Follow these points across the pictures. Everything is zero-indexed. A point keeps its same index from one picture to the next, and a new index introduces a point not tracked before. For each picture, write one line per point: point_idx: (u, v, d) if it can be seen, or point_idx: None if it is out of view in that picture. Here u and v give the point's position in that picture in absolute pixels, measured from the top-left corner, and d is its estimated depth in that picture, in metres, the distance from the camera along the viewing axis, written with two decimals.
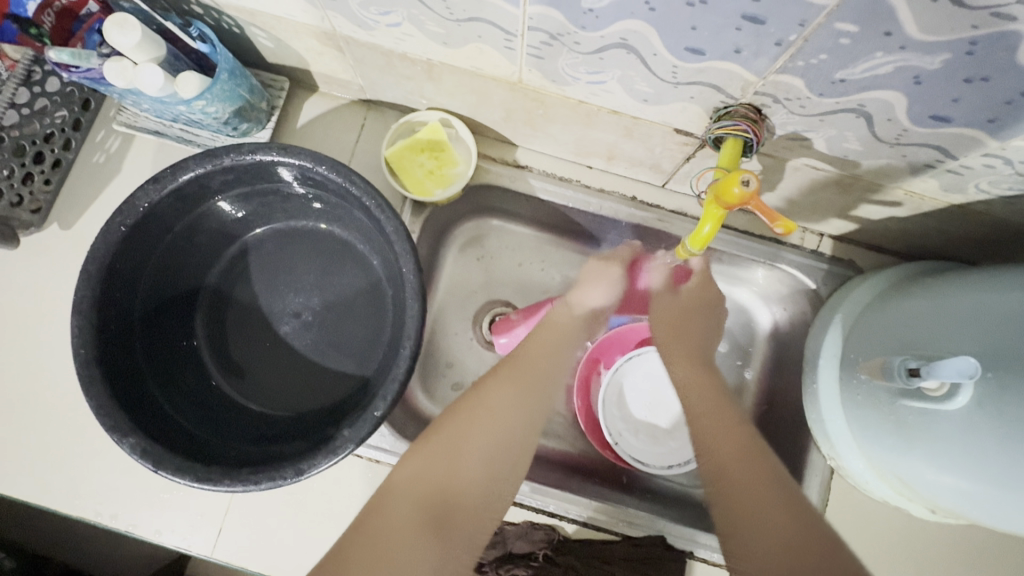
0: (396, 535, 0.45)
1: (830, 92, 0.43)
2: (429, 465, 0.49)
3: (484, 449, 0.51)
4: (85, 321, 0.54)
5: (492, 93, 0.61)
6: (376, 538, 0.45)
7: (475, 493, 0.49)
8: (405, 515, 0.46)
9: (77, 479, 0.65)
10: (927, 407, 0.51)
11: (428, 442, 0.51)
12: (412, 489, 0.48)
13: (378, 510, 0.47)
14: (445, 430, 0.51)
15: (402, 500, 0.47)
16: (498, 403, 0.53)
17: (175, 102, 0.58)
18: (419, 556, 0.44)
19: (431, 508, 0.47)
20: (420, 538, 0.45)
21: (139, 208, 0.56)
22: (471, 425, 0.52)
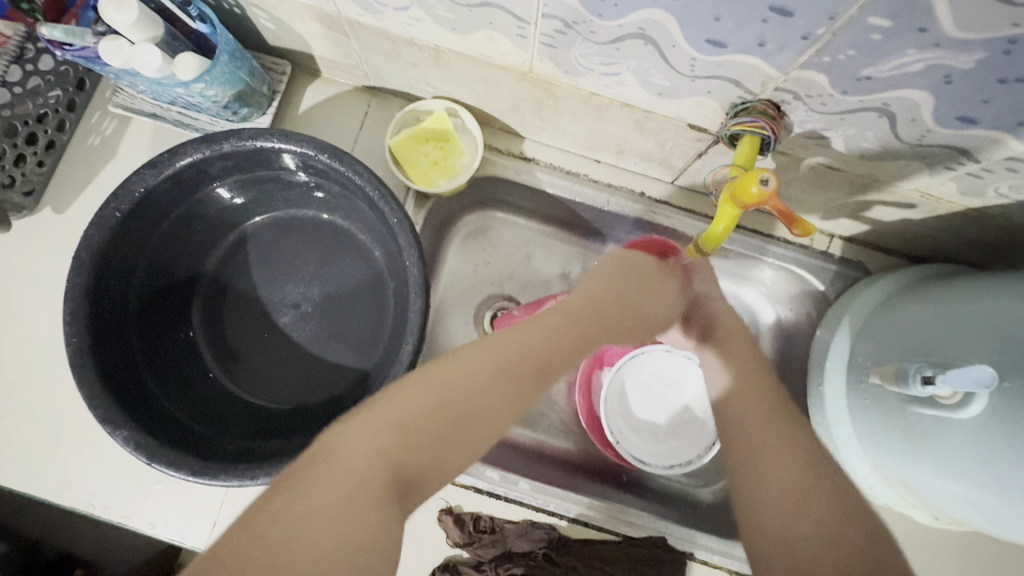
0: (357, 485, 0.36)
1: (854, 90, 0.42)
2: (398, 423, 0.40)
3: (468, 414, 0.42)
4: (78, 310, 0.53)
5: (501, 83, 0.59)
6: (310, 505, 0.34)
7: (452, 454, 0.41)
8: (360, 470, 0.37)
9: (69, 469, 0.64)
10: (939, 415, 0.51)
11: (401, 393, 0.42)
12: (372, 453, 0.38)
13: (324, 460, 0.37)
14: (421, 380, 0.43)
15: (362, 454, 0.38)
16: (488, 355, 0.46)
17: (173, 84, 0.56)
18: (381, 524, 0.35)
19: (394, 470, 0.38)
20: (383, 502, 0.36)
21: (134, 193, 0.55)
22: (458, 377, 0.44)
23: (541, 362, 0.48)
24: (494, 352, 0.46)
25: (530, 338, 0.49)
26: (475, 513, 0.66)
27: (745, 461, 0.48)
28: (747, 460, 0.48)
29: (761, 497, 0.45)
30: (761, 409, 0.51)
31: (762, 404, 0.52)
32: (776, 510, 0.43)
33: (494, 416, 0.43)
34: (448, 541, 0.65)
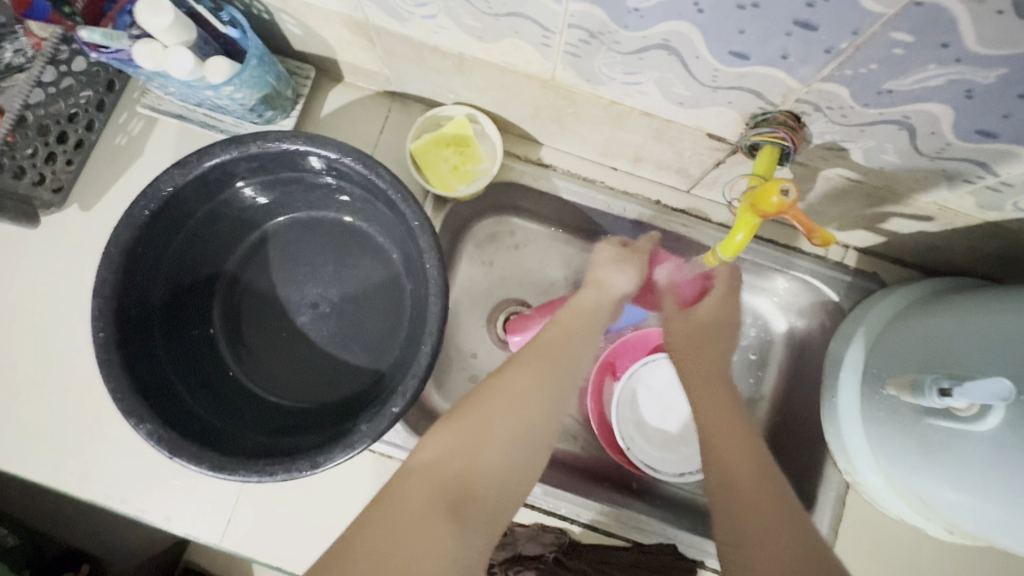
0: (409, 520, 0.40)
1: (875, 102, 0.42)
2: (452, 445, 0.45)
3: (507, 433, 0.46)
4: (105, 305, 0.54)
5: (522, 90, 0.60)
6: (387, 544, 0.39)
7: (487, 497, 0.44)
8: (420, 508, 0.41)
9: (89, 462, 0.65)
10: (953, 427, 0.51)
11: (442, 428, 0.46)
12: (434, 470, 0.43)
13: (394, 499, 0.42)
14: (465, 401, 0.48)
15: (423, 483, 0.43)
16: (519, 395, 0.48)
17: (203, 86, 0.57)
18: (439, 547, 0.39)
19: (450, 493, 0.42)
20: (437, 527, 0.40)
21: (162, 191, 0.56)
22: (495, 414, 0.47)
23: (548, 383, 0.50)
24: (525, 381, 0.49)
25: (538, 376, 0.50)
26: None
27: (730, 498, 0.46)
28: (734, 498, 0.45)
29: (732, 486, 0.46)
30: (726, 408, 0.53)
31: (729, 412, 0.52)
32: (743, 501, 0.45)
33: (528, 435, 0.47)
34: None
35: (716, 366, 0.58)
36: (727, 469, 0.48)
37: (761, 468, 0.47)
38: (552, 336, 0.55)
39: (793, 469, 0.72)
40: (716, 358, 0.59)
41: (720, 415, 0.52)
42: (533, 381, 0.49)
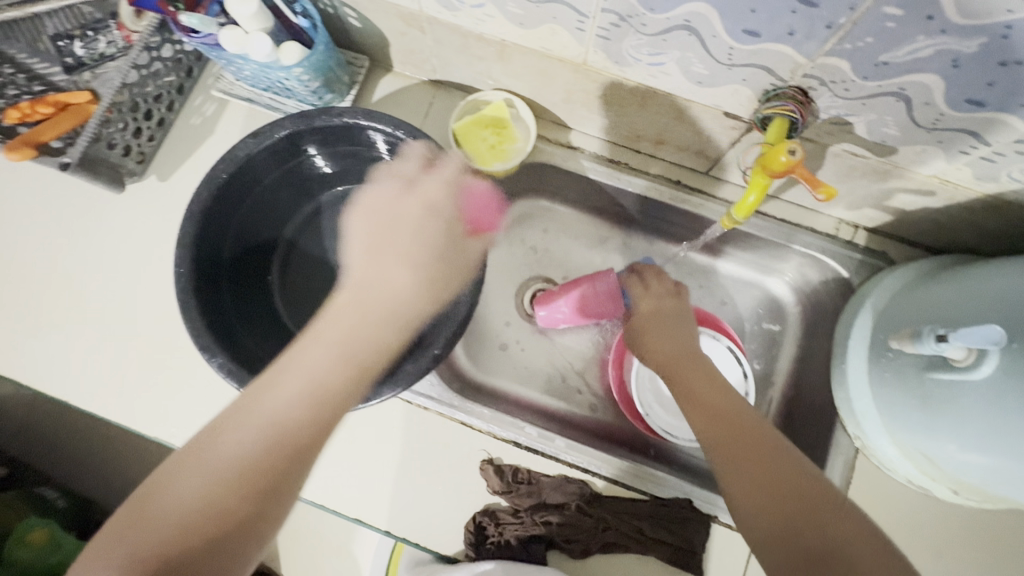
0: (169, 523, 0.41)
1: (874, 75, 0.48)
2: (217, 449, 0.44)
3: (234, 426, 0.45)
4: (187, 255, 0.61)
5: (556, 74, 0.67)
6: (121, 549, 0.40)
7: (257, 491, 0.44)
8: (173, 515, 0.42)
9: (156, 404, 0.72)
10: (953, 379, 0.55)
11: (236, 425, 0.45)
12: (182, 476, 0.43)
13: (195, 484, 0.43)
14: (260, 394, 0.46)
15: (170, 491, 0.43)
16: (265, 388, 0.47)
17: (277, 68, 0.66)
18: (160, 546, 0.40)
19: (218, 490, 0.43)
20: (190, 531, 0.41)
21: (238, 158, 0.64)
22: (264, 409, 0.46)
23: (338, 370, 0.48)
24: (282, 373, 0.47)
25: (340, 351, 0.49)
26: (514, 466, 0.71)
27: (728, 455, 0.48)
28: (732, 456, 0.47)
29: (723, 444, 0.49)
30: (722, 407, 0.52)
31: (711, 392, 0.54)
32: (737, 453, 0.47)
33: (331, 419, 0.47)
34: (487, 489, 0.70)
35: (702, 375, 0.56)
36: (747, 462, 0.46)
37: (762, 439, 0.48)
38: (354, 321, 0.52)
39: (805, 436, 0.75)
40: (696, 367, 0.58)
41: (725, 413, 0.51)
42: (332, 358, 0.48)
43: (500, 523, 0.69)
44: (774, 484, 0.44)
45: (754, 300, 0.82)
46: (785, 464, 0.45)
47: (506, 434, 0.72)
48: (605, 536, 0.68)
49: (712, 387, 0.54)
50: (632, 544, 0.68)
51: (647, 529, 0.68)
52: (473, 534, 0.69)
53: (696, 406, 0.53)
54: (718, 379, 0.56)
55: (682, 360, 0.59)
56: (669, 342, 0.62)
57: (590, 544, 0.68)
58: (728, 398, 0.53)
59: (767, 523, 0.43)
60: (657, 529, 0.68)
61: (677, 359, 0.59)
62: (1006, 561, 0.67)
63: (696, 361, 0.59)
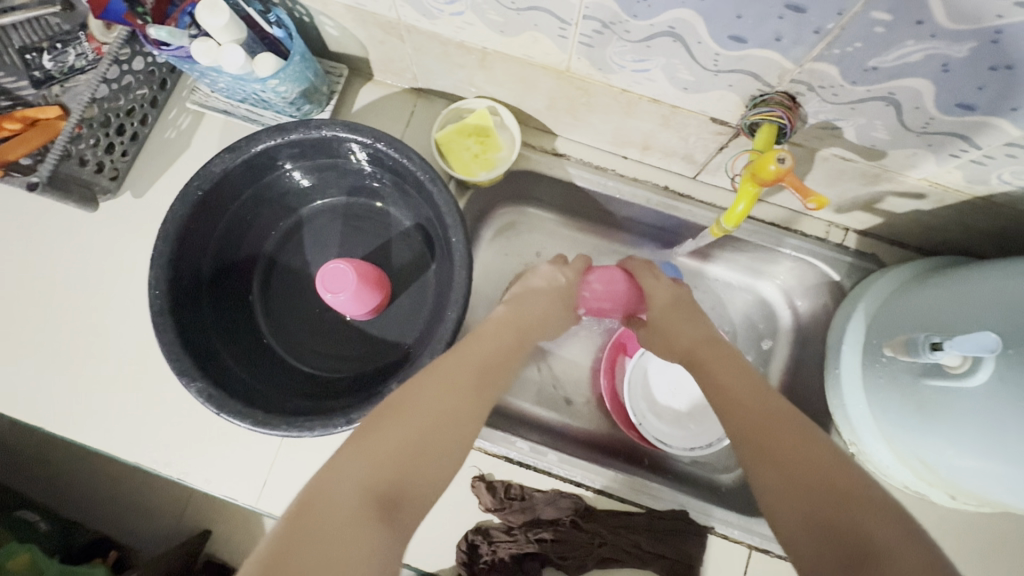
0: (339, 524, 0.37)
1: (862, 80, 0.47)
2: (380, 450, 0.43)
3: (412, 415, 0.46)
4: (162, 275, 0.59)
5: (540, 82, 0.65)
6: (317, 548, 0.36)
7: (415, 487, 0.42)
8: (352, 509, 0.38)
9: (136, 428, 0.70)
10: (950, 385, 0.53)
11: (394, 419, 0.45)
12: (369, 472, 0.41)
13: (347, 493, 0.39)
14: (426, 385, 0.49)
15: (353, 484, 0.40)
16: (434, 384, 0.49)
17: (252, 79, 0.63)
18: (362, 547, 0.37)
19: (380, 499, 0.40)
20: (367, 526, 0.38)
21: (214, 173, 0.62)
22: (417, 404, 0.47)
23: (469, 398, 0.49)
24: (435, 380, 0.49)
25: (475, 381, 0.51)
26: (506, 481, 0.70)
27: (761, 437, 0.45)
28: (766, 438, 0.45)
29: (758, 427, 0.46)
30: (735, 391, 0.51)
31: (742, 371, 0.53)
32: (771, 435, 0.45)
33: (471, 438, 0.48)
34: (479, 506, 0.69)
35: (721, 355, 0.56)
36: (772, 439, 0.45)
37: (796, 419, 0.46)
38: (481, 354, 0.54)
39: None
40: (720, 350, 0.57)
41: (751, 396, 0.50)
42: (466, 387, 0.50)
43: (493, 541, 0.67)
44: (794, 461, 0.42)
45: (746, 305, 0.81)
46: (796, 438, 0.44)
47: (498, 450, 0.71)
48: (601, 551, 0.67)
49: (736, 369, 0.53)
50: (629, 558, 0.67)
51: (644, 543, 0.66)
52: (466, 554, 0.67)
53: (719, 391, 0.52)
54: (739, 363, 0.54)
55: (700, 345, 0.58)
56: (686, 328, 0.60)
57: (586, 561, 0.67)
58: (751, 380, 0.52)
59: (799, 511, 0.40)
60: (653, 543, 0.66)
61: (694, 346, 0.58)
62: (1003, 563, 0.67)
63: (718, 345, 0.58)
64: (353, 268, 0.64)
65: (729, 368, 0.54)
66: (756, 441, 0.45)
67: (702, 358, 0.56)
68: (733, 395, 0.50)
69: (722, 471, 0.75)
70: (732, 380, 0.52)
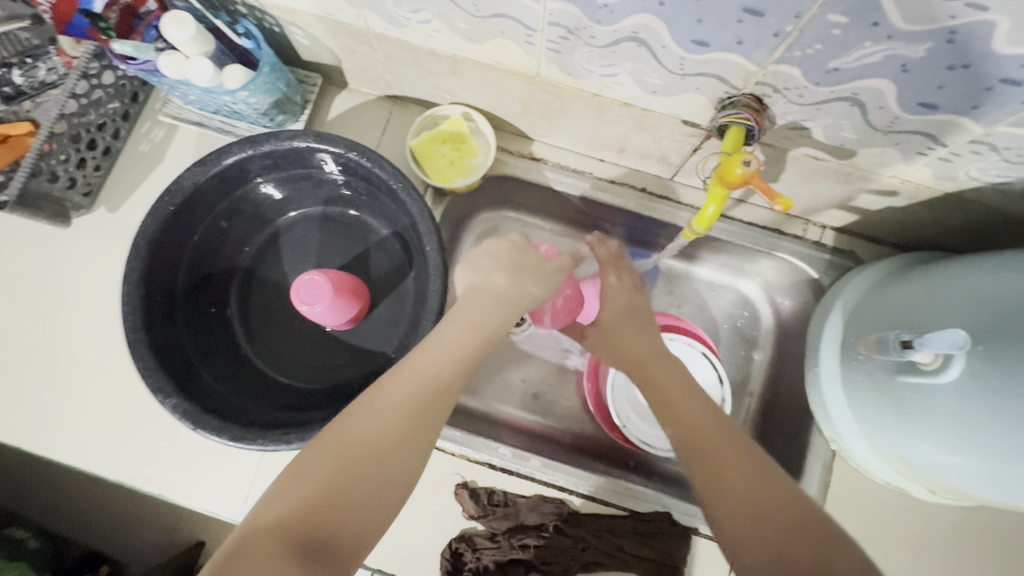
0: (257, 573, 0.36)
1: (825, 81, 0.47)
2: (315, 478, 0.41)
3: (359, 440, 0.43)
4: (135, 291, 0.59)
5: (512, 87, 0.65)
6: None
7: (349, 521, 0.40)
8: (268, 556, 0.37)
9: (116, 445, 0.69)
10: (921, 381, 0.54)
11: (335, 445, 0.43)
12: (289, 514, 0.39)
13: (278, 530, 0.38)
14: (366, 404, 0.45)
15: (277, 526, 0.38)
16: (381, 404, 0.45)
17: (222, 92, 0.63)
18: None
19: (306, 540, 0.38)
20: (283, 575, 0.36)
21: (185, 187, 0.61)
22: (363, 427, 0.44)
23: (425, 415, 0.45)
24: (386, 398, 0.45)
25: (418, 383, 0.46)
26: (489, 488, 0.70)
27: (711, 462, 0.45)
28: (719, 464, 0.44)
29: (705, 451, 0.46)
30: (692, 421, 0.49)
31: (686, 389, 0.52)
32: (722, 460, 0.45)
33: (416, 450, 0.44)
34: (463, 514, 0.69)
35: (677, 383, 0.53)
36: (725, 482, 0.43)
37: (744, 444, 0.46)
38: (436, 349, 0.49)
39: (783, 439, 0.75)
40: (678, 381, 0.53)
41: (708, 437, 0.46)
42: (409, 390, 0.46)
43: (476, 548, 0.67)
44: (747, 488, 0.42)
45: (727, 304, 0.82)
46: (757, 485, 0.42)
47: (480, 457, 0.71)
48: (585, 555, 0.67)
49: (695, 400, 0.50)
50: (613, 562, 0.67)
51: (627, 546, 0.67)
52: (450, 562, 0.67)
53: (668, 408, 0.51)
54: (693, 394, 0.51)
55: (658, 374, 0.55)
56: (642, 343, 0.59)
57: (570, 565, 0.67)
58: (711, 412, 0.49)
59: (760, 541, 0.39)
60: (637, 546, 0.67)
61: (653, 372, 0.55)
62: (985, 555, 0.67)
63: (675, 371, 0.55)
64: (328, 279, 0.64)
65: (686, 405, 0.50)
66: (717, 495, 0.43)
67: (660, 391, 0.53)
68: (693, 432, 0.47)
69: None
70: (679, 400, 0.51)
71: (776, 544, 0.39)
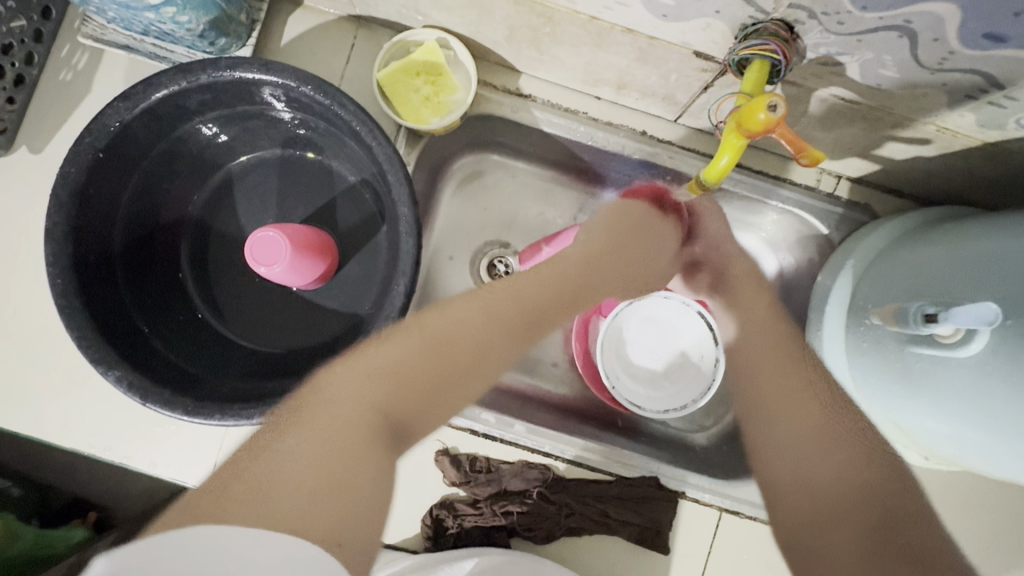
0: (338, 444, 0.40)
1: (874, 5, 0.39)
2: (392, 366, 0.46)
3: (444, 347, 0.49)
4: (61, 250, 0.51)
5: (495, 7, 0.55)
6: (310, 448, 0.39)
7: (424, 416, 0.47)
8: (352, 424, 0.42)
9: (68, 411, 0.64)
10: (937, 355, 0.49)
11: (411, 347, 0.48)
12: (361, 403, 0.43)
13: (357, 400, 0.43)
14: (445, 317, 0.51)
15: (352, 405, 0.43)
16: (467, 321, 0.52)
17: (143, 7, 0.52)
18: (369, 463, 0.41)
19: (390, 423, 0.44)
20: (371, 450, 0.41)
21: (109, 127, 0.52)
22: (441, 331, 0.50)
23: (491, 339, 0.52)
24: (466, 321, 0.52)
25: (481, 305, 0.53)
26: (471, 454, 0.67)
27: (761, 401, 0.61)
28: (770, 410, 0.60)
29: (814, 486, 0.51)
30: (808, 431, 0.55)
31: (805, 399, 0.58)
32: (815, 489, 0.51)
33: (479, 364, 0.51)
34: (444, 481, 0.66)
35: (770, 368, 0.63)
36: (791, 513, 0.51)
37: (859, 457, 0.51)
38: (503, 290, 0.56)
39: None
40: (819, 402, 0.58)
41: (823, 484, 0.50)
42: (476, 313, 0.52)
43: (458, 514, 0.65)
44: (817, 509, 0.49)
45: None
46: (821, 473, 0.51)
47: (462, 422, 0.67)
48: (568, 521, 0.65)
49: (803, 415, 0.57)
50: (597, 527, 0.65)
51: (611, 511, 0.65)
52: (431, 528, 0.65)
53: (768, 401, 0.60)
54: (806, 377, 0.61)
55: (776, 397, 0.60)
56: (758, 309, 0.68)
57: (553, 530, 0.65)
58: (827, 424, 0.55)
59: (843, 539, 0.46)
60: (621, 510, 0.65)
61: (773, 396, 0.60)
62: (970, 515, 0.67)
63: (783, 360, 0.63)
64: (285, 236, 0.56)
65: (787, 435, 0.56)
66: (814, 526, 0.49)
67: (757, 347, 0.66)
68: (770, 459, 0.56)
69: (697, 430, 0.74)
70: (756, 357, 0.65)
71: (850, 546, 0.45)
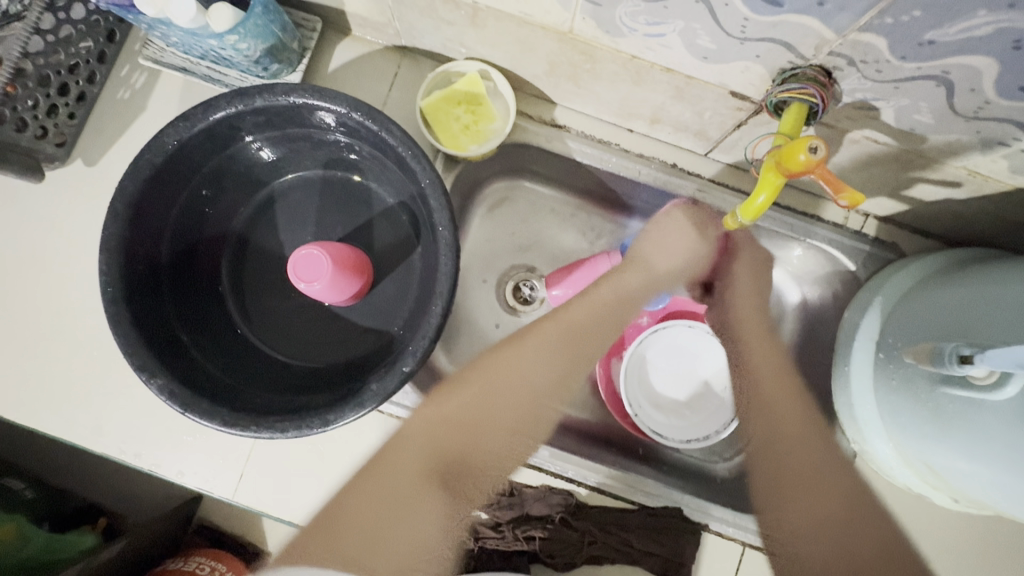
0: (405, 492, 0.59)
1: (914, 55, 0.40)
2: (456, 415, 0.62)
3: (503, 408, 0.63)
4: (113, 260, 0.53)
5: (539, 44, 0.57)
6: (365, 513, 0.57)
7: (468, 469, 0.62)
8: (416, 477, 0.59)
9: (102, 419, 0.65)
10: (970, 396, 0.50)
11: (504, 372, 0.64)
12: (430, 435, 0.62)
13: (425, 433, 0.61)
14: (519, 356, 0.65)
15: (420, 449, 0.61)
16: (542, 363, 0.65)
17: (207, 35, 0.55)
18: (421, 517, 0.59)
19: (437, 470, 0.60)
20: (426, 495, 0.59)
21: (167, 144, 0.55)
22: (500, 418, 0.63)
23: (565, 362, 0.66)
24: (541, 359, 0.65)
25: (549, 356, 0.65)
26: None
27: (779, 471, 0.63)
28: (779, 471, 0.63)
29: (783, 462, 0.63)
30: (837, 522, 0.59)
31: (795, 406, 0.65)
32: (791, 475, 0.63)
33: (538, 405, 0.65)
34: None
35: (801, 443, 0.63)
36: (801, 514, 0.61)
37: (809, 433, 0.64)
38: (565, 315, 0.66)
39: None
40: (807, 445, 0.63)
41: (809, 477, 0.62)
42: (546, 358, 0.65)
43: (479, 537, 0.65)
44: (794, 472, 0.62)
45: None
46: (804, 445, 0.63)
47: None
48: (591, 549, 0.65)
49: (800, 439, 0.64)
50: (619, 556, 0.65)
51: (634, 541, 0.65)
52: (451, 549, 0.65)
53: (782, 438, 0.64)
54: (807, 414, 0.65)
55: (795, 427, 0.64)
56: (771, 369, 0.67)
57: (575, 557, 0.65)
58: (842, 504, 0.60)
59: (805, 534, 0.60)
60: (644, 541, 0.65)
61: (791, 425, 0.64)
62: (999, 562, 0.66)
63: (806, 417, 0.65)
64: (327, 254, 0.58)
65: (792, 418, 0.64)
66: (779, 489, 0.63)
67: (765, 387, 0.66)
68: (780, 456, 0.64)
69: (719, 461, 0.73)
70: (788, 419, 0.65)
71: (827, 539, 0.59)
